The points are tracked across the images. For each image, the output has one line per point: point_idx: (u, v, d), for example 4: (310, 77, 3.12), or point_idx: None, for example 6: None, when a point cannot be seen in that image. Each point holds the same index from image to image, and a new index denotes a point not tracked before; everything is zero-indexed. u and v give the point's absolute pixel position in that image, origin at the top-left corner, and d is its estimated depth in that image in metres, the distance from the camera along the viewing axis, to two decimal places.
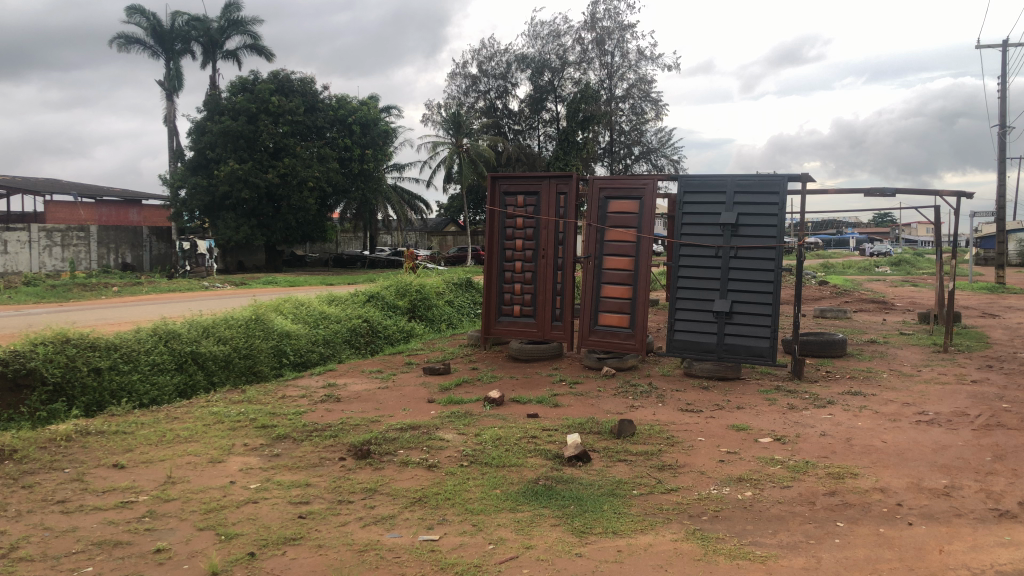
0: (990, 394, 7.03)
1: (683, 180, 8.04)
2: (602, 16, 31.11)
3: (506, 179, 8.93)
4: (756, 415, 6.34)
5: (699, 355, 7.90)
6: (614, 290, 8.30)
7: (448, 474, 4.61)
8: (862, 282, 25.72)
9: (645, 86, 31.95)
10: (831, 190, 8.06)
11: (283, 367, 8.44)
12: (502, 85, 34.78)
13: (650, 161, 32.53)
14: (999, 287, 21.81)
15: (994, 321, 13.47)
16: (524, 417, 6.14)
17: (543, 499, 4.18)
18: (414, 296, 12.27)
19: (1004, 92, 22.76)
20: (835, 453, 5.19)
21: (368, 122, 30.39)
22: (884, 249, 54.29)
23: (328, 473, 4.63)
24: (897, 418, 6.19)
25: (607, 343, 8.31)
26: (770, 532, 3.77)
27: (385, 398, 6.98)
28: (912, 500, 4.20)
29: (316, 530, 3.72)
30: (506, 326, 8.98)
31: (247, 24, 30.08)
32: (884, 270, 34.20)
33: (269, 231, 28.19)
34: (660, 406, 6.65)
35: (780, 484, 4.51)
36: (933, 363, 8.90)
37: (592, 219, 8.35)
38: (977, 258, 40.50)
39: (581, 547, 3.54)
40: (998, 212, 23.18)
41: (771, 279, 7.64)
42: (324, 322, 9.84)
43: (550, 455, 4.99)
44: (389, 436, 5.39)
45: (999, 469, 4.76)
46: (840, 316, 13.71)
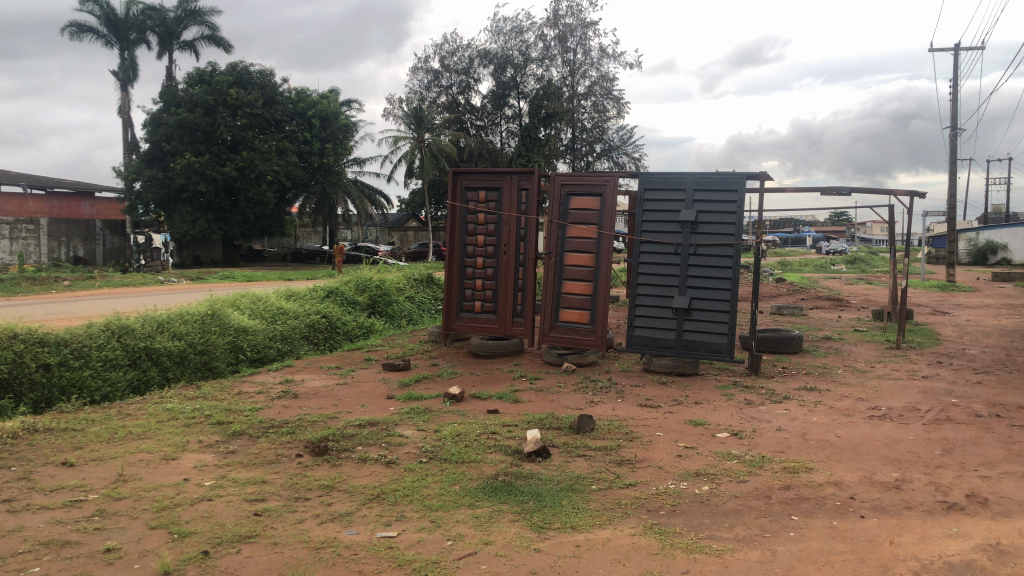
0: (940, 390, 7.07)
1: (643, 177, 7.96)
2: (564, 13, 30.99)
3: (467, 174, 8.75)
4: (714, 410, 6.28)
5: (659, 351, 7.83)
6: (575, 286, 8.20)
7: (406, 470, 4.42)
8: (817, 279, 26.10)
9: (607, 83, 31.87)
10: (789, 188, 8.06)
11: (240, 363, 8.19)
12: (464, 80, 34.55)
13: (611, 159, 32.54)
14: (950, 285, 22.13)
15: (945, 318, 13.65)
16: (484, 413, 6.01)
17: (502, 495, 4.01)
18: (374, 292, 12.07)
19: (956, 94, 23.11)
20: (791, 447, 5.13)
21: (328, 116, 29.95)
22: (839, 249, 55.13)
23: (284, 470, 4.43)
24: (851, 414, 6.17)
25: (568, 339, 8.18)
26: (726, 526, 3.67)
27: (342, 394, 6.81)
28: (864, 494, 4.14)
29: (272, 527, 3.52)
30: (466, 322, 8.80)
31: (204, 14, 29.52)
32: (840, 267, 34.59)
33: (226, 224, 27.68)
34: (620, 401, 6.57)
35: (739, 478, 4.42)
36: (886, 359, 8.95)
37: (553, 215, 8.26)
38: (928, 257, 41.23)
39: (539, 542, 3.40)
40: (948, 212, 23.61)
41: (729, 277, 7.60)
42: (282, 318, 9.61)
43: (509, 451, 4.84)
44: (347, 433, 5.20)
45: (946, 462, 4.74)
46: (796, 313, 13.79)
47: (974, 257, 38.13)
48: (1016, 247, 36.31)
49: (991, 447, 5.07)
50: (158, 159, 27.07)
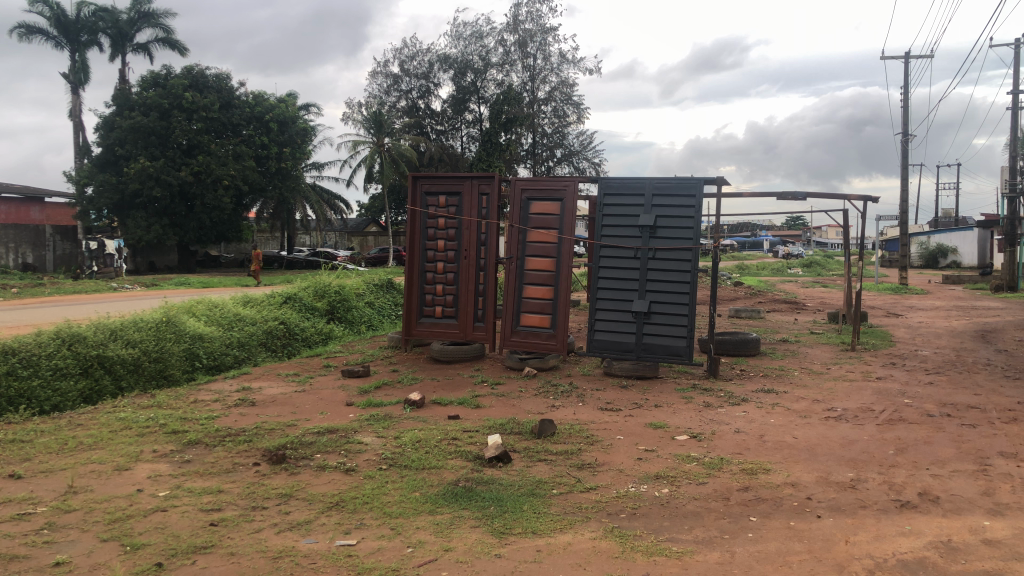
0: (893, 391, 7.21)
1: (604, 182, 8.01)
2: (524, 18, 31.06)
3: (427, 179, 8.74)
4: (673, 413, 6.34)
5: (619, 355, 7.86)
6: (536, 291, 8.21)
7: (366, 478, 4.39)
8: (774, 284, 26.48)
9: (567, 89, 32.00)
10: (746, 193, 8.17)
11: (196, 371, 8.07)
12: (424, 85, 34.46)
13: (572, 164, 32.63)
14: (903, 288, 22.61)
15: (898, 320, 13.91)
16: (445, 418, 5.98)
17: (463, 501, 3.99)
18: (333, 297, 11.97)
19: (907, 101, 23.65)
20: (749, 450, 5.19)
21: (286, 120, 29.65)
22: (795, 253, 55.97)
23: (241, 479, 4.36)
24: (808, 415, 6.27)
25: (529, 344, 8.19)
26: (686, 528, 3.69)
27: (301, 402, 6.72)
28: (821, 494, 4.20)
29: (228, 537, 3.47)
30: (427, 327, 8.77)
31: (159, 16, 29.11)
32: (797, 271, 35.13)
33: (181, 230, 27.30)
34: (580, 405, 6.59)
35: (698, 480, 4.46)
36: (841, 361, 9.11)
37: (514, 220, 8.27)
38: (883, 261, 42.04)
39: (500, 548, 3.39)
40: (901, 217, 24.10)
41: (688, 280, 7.67)
42: (239, 324, 9.49)
43: (470, 457, 4.82)
44: (305, 441, 5.15)
45: (900, 461, 4.83)
46: (754, 316, 13.98)
47: (925, 261, 39.09)
48: (966, 250, 37.36)
49: (942, 446, 5.18)
50: (111, 163, 26.59)
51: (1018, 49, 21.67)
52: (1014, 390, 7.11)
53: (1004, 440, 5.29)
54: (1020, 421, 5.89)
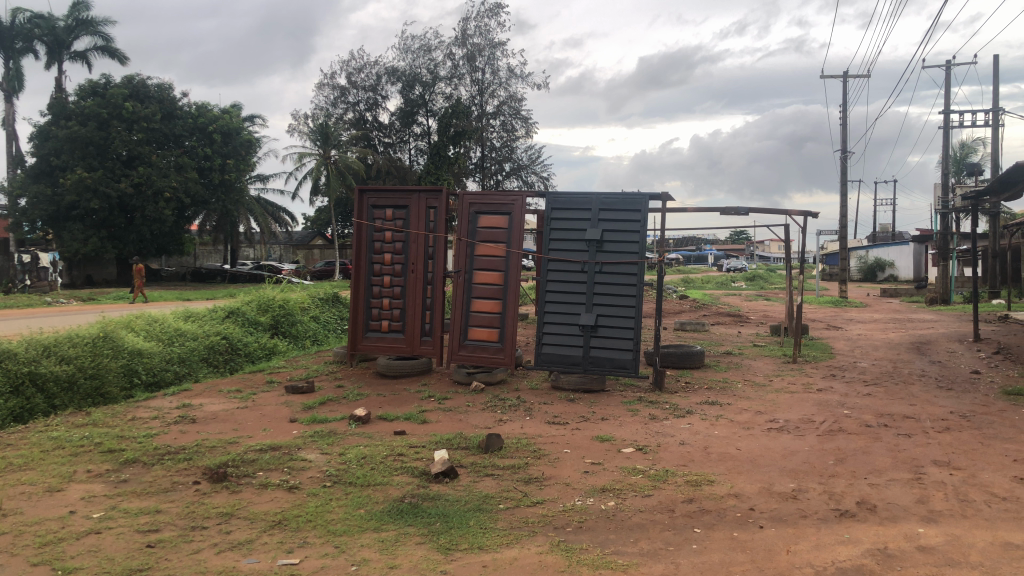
0: (833, 402, 7.37)
1: (552, 197, 8.08)
2: (473, 33, 31.10)
3: (373, 192, 8.71)
4: (619, 426, 6.39)
5: (566, 368, 7.87)
6: (484, 304, 8.21)
7: (310, 496, 4.32)
8: (717, 297, 26.84)
9: (516, 104, 32.04)
10: (690, 208, 8.31)
11: (134, 388, 7.87)
12: (372, 97, 34.26)
13: (520, 177, 32.64)
14: (843, 301, 23.14)
15: (838, 333, 14.23)
16: (391, 434, 5.93)
17: (408, 517, 3.96)
18: (277, 312, 11.81)
19: (845, 119, 24.33)
20: (693, 461, 5.26)
21: (230, 132, 29.13)
22: (739, 266, 57.11)
23: (180, 499, 4.26)
24: (751, 426, 6.36)
25: (476, 357, 8.17)
26: (631, 540, 3.71)
27: (243, 419, 6.60)
28: (763, 505, 4.26)
29: (165, 559, 3.38)
30: (373, 342, 8.68)
31: (98, 24, 28.51)
32: (741, 285, 35.66)
33: (120, 242, 26.74)
34: (528, 419, 6.60)
35: (643, 493, 4.49)
36: (783, 373, 9.29)
37: (462, 234, 8.28)
38: (824, 273, 43.03)
39: (445, 564, 3.37)
40: (841, 232, 24.69)
41: (634, 294, 7.75)
42: (180, 339, 9.30)
43: (416, 472, 4.79)
44: (248, 458, 5.06)
45: (839, 471, 4.94)
46: (699, 329, 14.20)
47: (864, 274, 40.09)
48: (902, 264, 38.43)
49: (880, 456, 5.31)
50: (45, 174, 25.83)
51: (949, 70, 22.48)
52: (947, 400, 7.32)
53: (938, 448, 5.45)
54: (953, 430, 6.07)
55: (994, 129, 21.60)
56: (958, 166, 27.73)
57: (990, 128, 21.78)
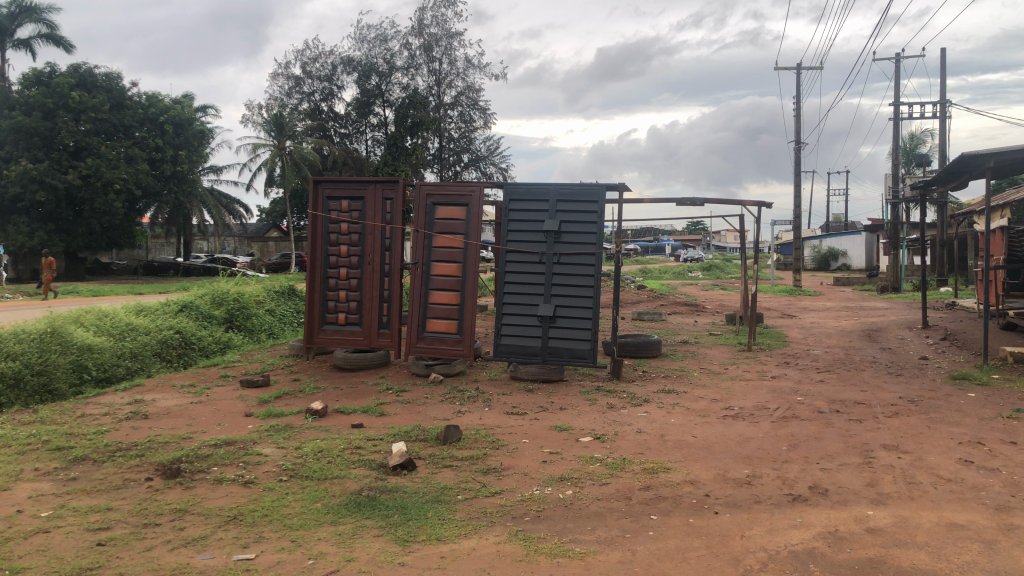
0: (787, 389, 7.50)
1: (509, 188, 8.08)
2: (430, 22, 30.89)
3: (329, 183, 8.63)
4: (577, 415, 6.43)
5: (524, 359, 7.89)
6: (442, 296, 8.19)
7: (266, 490, 4.29)
8: (675, 287, 27.04)
9: (474, 94, 31.94)
10: (647, 199, 8.38)
11: (84, 384, 7.71)
12: (327, 88, 33.90)
13: (479, 168, 32.54)
14: (797, 289, 23.54)
15: (792, 321, 14.48)
16: (348, 427, 5.90)
17: (366, 510, 3.95)
18: (231, 305, 11.65)
19: (799, 110, 24.71)
20: (650, 449, 5.32)
21: (181, 122, 28.53)
22: (697, 256, 57.81)
23: (132, 496, 4.20)
24: (707, 414, 6.45)
25: (435, 350, 8.15)
26: (588, 528, 3.75)
27: (197, 414, 6.51)
28: (718, 491, 4.33)
29: (117, 557, 3.33)
30: (329, 335, 8.62)
31: (42, 11, 27.76)
32: (697, 274, 36.06)
33: (69, 235, 26.17)
34: (486, 410, 6.62)
35: (601, 480, 4.54)
36: (739, 361, 9.42)
37: (419, 225, 8.25)
38: (779, 262, 43.70)
39: (403, 556, 3.37)
40: (795, 222, 25.11)
41: (591, 285, 7.80)
42: (132, 334, 9.13)
43: (374, 465, 4.77)
44: (201, 453, 4.99)
45: (793, 456, 5.02)
46: (656, 319, 14.34)
47: (817, 263, 40.82)
48: (854, 253, 39.20)
49: (832, 441, 5.42)
50: None
51: (898, 63, 22.97)
52: (896, 386, 7.50)
53: (888, 433, 5.59)
54: (901, 415, 6.22)
55: (941, 121, 22.12)
56: (907, 157, 28.31)
57: (937, 120, 22.32)
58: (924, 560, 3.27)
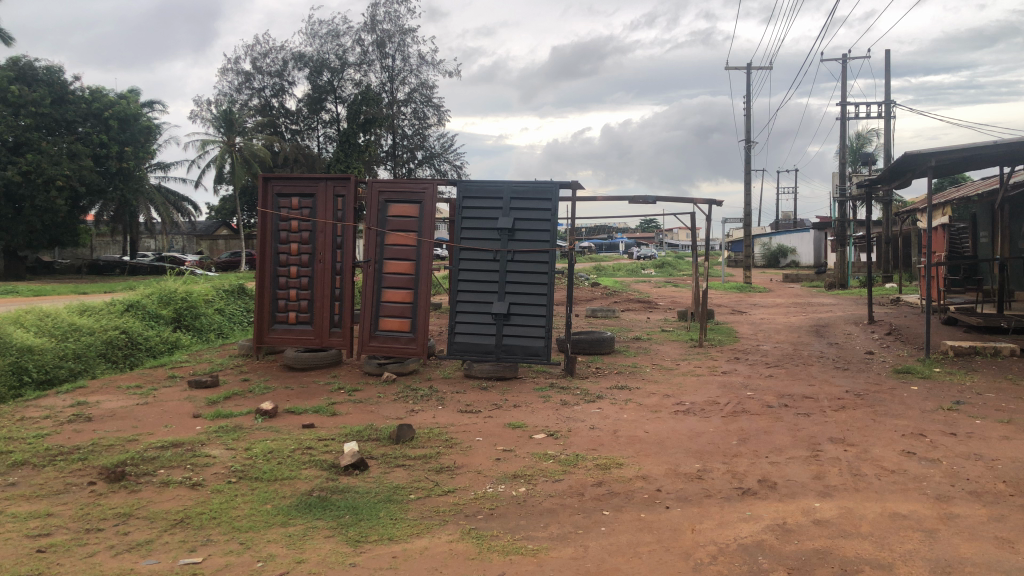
0: (737, 384, 7.61)
1: (462, 185, 8.07)
2: (382, 18, 30.64)
3: (279, 180, 8.52)
4: (531, 412, 6.45)
5: (479, 357, 7.88)
6: (395, 295, 8.14)
7: (213, 492, 4.22)
8: (629, 283, 27.32)
9: (427, 91, 31.80)
10: (600, 197, 8.44)
11: (24, 387, 7.52)
12: (277, 83, 33.34)
13: (433, 166, 32.40)
14: (746, 286, 23.94)
15: (741, 317, 14.71)
16: (299, 427, 5.84)
17: (316, 511, 3.91)
18: (179, 304, 11.45)
19: (749, 109, 25.11)
20: (603, 445, 5.36)
21: (127, 118, 27.82)
22: (649, 253, 58.46)
23: (74, 501, 4.10)
24: (659, 409, 6.52)
25: (388, 348, 8.10)
26: (541, 525, 3.76)
27: (143, 416, 6.38)
28: (669, 485, 4.38)
29: (57, 563, 3.25)
30: (280, 334, 8.52)
31: None
32: (649, 271, 36.45)
33: (8, 234, 25.56)
34: (440, 408, 6.60)
35: (554, 477, 4.55)
36: (690, 357, 9.54)
37: (371, 223, 8.19)
38: (730, 260, 44.36)
39: (355, 556, 3.34)
40: (745, 220, 25.50)
41: (545, 283, 7.83)
42: (75, 335, 8.92)
43: (325, 465, 4.73)
44: (148, 456, 4.90)
45: (742, 450, 5.10)
46: (609, 315, 14.45)
47: (767, 260, 41.52)
48: (803, 251, 39.98)
49: (781, 435, 5.52)
50: None
51: (844, 64, 23.45)
52: (842, 380, 7.66)
53: (834, 426, 5.71)
54: (848, 408, 6.36)
55: (887, 121, 22.63)
56: (854, 156, 28.91)
57: (883, 120, 22.83)
58: (868, 550, 3.35)
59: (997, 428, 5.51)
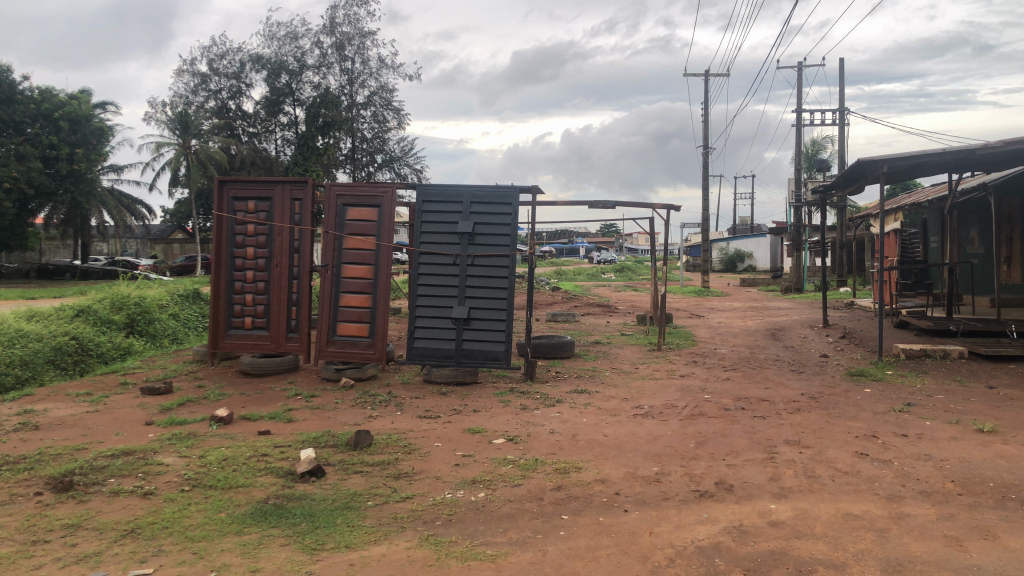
0: (695, 387, 7.68)
1: (422, 189, 8.03)
2: (341, 21, 30.44)
3: (234, 183, 8.40)
4: (491, 417, 6.44)
5: (439, 362, 7.85)
6: (353, 299, 8.08)
7: (166, 501, 4.14)
8: (589, 288, 27.49)
9: (386, 94, 31.64)
10: (560, 202, 8.48)
11: None
12: (235, 85, 32.93)
13: (392, 169, 32.23)
14: (705, 290, 24.19)
15: (700, 321, 14.87)
16: (255, 434, 5.76)
17: (272, 519, 3.86)
18: (132, 310, 11.24)
19: (707, 115, 25.44)
20: (562, 449, 5.37)
21: (78, 119, 27.29)
22: (609, 258, 58.83)
23: (20, 512, 4.00)
24: (617, 413, 6.56)
25: (346, 353, 8.03)
26: (500, 531, 3.75)
27: (93, 423, 6.24)
28: (628, 489, 4.40)
29: None
30: (235, 339, 8.41)
31: None
32: (609, 276, 36.69)
33: None
34: (399, 414, 6.56)
35: (513, 482, 4.55)
36: (649, 360, 9.62)
37: (329, 226, 8.12)
38: (689, 264, 44.82)
39: (311, 565, 3.30)
40: (703, 225, 25.81)
41: (505, 287, 7.84)
42: (23, 341, 8.72)
43: (281, 472, 4.68)
44: (97, 465, 4.79)
45: (700, 453, 5.15)
46: (570, 320, 14.51)
47: (724, 264, 42.06)
48: (760, 255, 40.57)
49: (737, 437, 5.58)
50: None
51: (800, 72, 23.88)
52: (797, 383, 7.79)
53: (790, 429, 5.79)
54: (803, 410, 6.46)
55: (841, 128, 23.05)
56: (809, 162, 29.41)
57: (837, 127, 23.28)
58: (822, 551, 3.40)
59: (945, 429, 5.64)
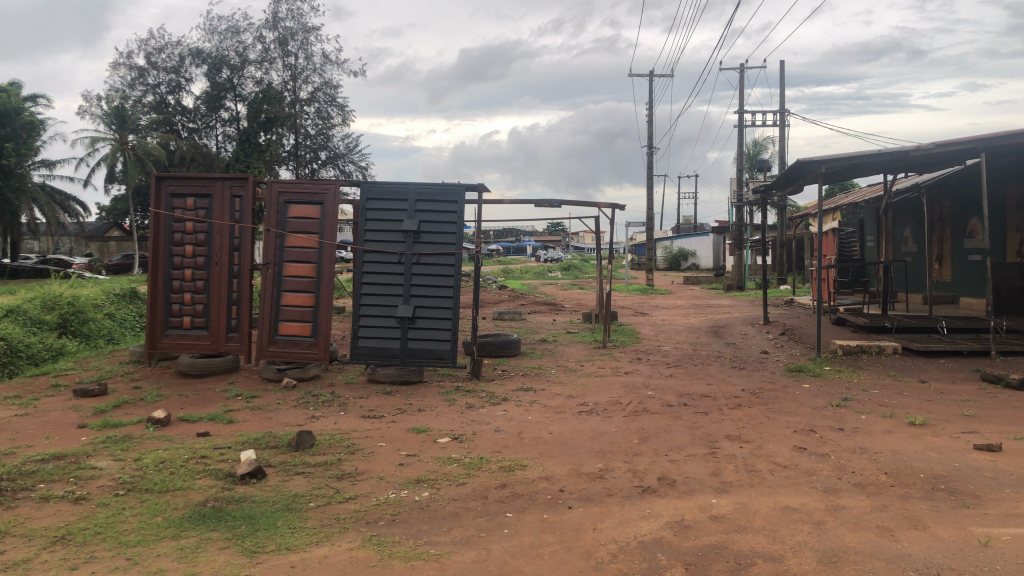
0: (638, 384, 7.76)
1: (366, 186, 7.96)
2: (284, 16, 29.99)
3: (172, 179, 8.22)
4: (435, 416, 6.42)
5: (383, 361, 7.79)
6: (295, 298, 7.97)
7: (100, 506, 4.03)
8: (535, 286, 27.50)
9: (330, 90, 31.32)
10: (506, 200, 8.49)
11: None
12: (174, 80, 32.28)
13: (337, 166, 31.89)
14: (650, 287, 24.48)
15: (644, 319, 15.03)
16: (193, 436, 5.65)
17: (211, 522, 3.78)
18: (65, 309, 10.92)
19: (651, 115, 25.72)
20: (507, 447, 5.38)
21: (7, 113, 26.39)
22: (556, 257, 59.18)
23: None
24: (562, 410, 6.60)
25: (288, 353, 7.92)
26: (444, 530, 3.74)
27: (23, 427, 6.05)
28: (572, 486, 4.42)
29: None
30: (174, 339, 8.23)
31: None
32: (556, 274, 36.87)
33: None
34: (342, 414, 6.49)
35: (457, 481, 4.53)
36: (594, 358, 9.69)
37: (271, 224, 7.99)
38: (635, 262, 45.25)
39: (250, 568, 3.25)
40: (648, 223, 26.09)
41: (451, 286, 7.82)
42: None
43: (220, 475, 4.59)
44: (25, 470, 4.63)
45: (643, 449, 5.20)
46: (516, 318, 14.54)
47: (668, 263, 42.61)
48: (703, 254, 41.19)
49: (680, 433, 5.65)
50: None
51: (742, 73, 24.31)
52: (738, 379, 7.93)
53: (731, 424, 5.89)
54: (744, 406, 6.58)
55: (780, 129, 23.55)
56: (751, 163, 29.93)
57: (778, 128, 23.76)
58: (762, 544, 3.46)
59: (880, 422, 5.79)
